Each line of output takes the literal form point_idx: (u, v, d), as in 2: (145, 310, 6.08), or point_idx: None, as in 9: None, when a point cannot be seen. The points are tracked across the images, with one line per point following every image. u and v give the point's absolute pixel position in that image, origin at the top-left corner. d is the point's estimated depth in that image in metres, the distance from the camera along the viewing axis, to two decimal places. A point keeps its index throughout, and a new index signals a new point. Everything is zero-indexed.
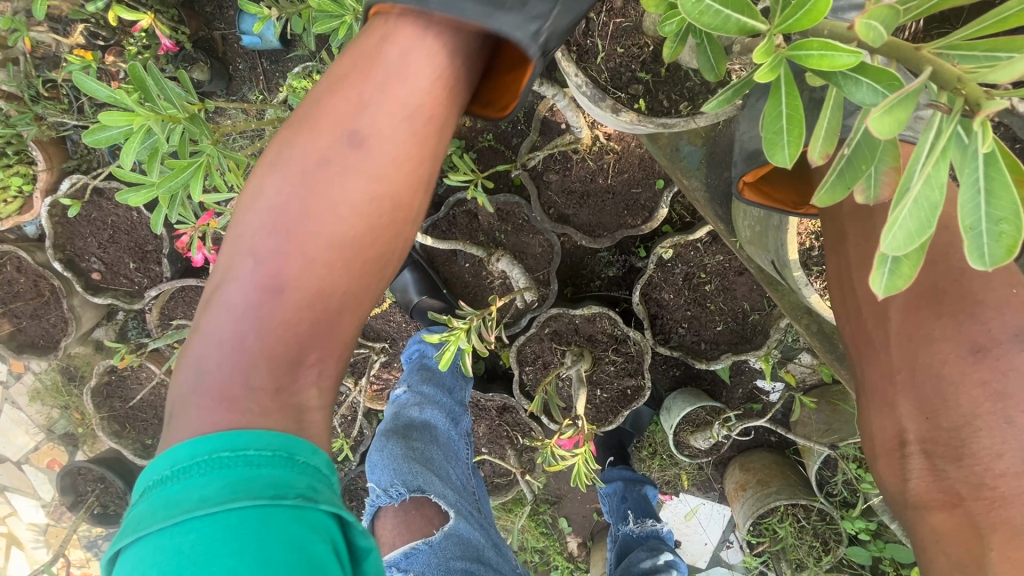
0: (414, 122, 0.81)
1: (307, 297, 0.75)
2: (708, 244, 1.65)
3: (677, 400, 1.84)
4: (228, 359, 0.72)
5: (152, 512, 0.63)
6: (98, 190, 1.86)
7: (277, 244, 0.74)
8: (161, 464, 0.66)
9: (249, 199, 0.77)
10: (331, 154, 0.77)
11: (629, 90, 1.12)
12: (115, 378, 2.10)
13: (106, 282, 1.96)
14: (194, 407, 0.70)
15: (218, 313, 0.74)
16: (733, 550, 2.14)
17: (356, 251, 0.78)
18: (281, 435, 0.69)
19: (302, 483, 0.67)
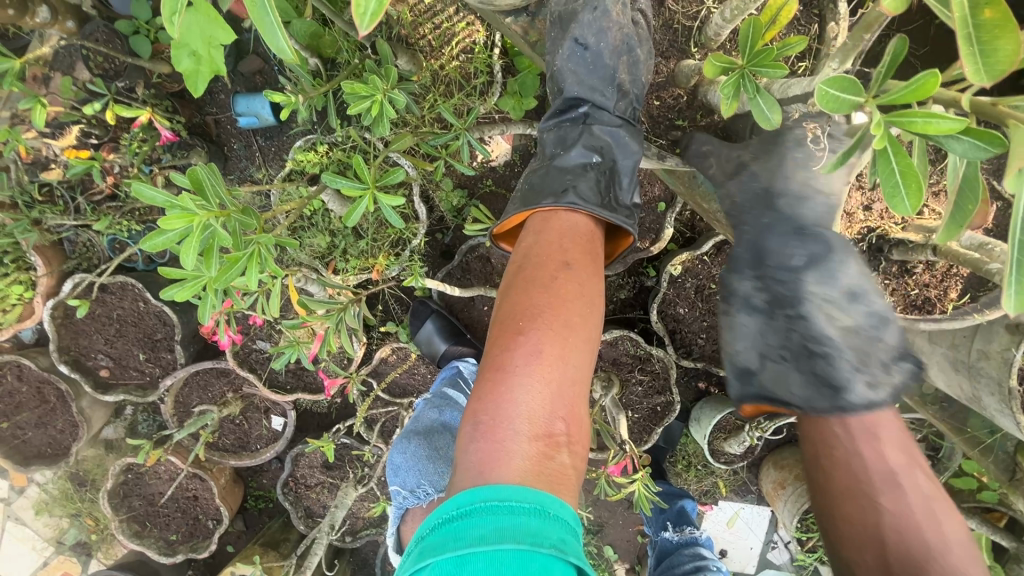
0: (589, 250, 0.98)
1: (555, 379, 0.83)
2: (714, 256, 1.71)
3: (705, 409, 1.89)
4: (517, 413, 0.80)
5: (441, 542, 0.71)
6: (101, 285, 1.83)
7: (531, 344, 0.85)
8: (447, 504, 0.74)
9: (500, 326, 0.90)
10: (553, 249, 0.95)
11: (669, 136, 1.34)
12: (132, 477, 2.02)
13: (116, 377, 1.91)
14: (479, 445, 0.79)
15: (497, 378, 0.84)
16: (779, 551, 2.17)
17: (579, 328, 0.89)
18: (535, 489, 0.74)
19: (556, 536, 0.70)
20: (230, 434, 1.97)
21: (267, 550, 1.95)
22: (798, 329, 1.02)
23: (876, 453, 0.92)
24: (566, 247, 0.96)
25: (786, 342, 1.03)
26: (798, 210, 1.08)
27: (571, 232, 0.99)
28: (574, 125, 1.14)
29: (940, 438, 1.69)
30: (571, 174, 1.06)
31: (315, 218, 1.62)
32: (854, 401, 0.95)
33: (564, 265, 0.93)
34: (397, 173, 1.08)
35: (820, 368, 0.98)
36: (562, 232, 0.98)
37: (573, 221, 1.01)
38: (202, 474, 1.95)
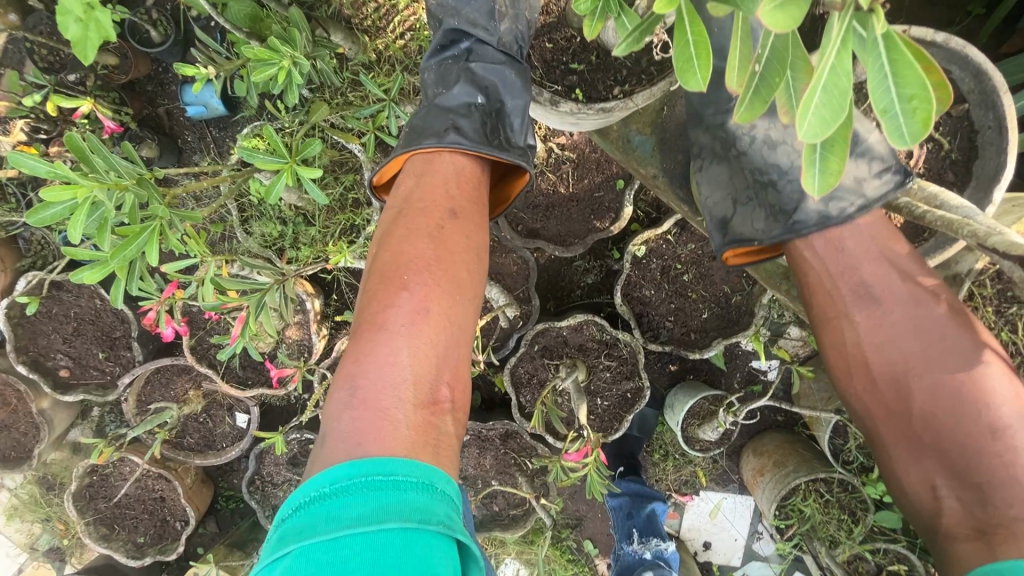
0: (479, 200, 0.96)
1: (435, 335, 0.82)
2: (678, 235, 1.67)
3: (678, 395, 1.83)
4: (400, 378, 0.78)
5: (310, 524, 0.67)
6: (56, 283, 1.80)
7: (409, 299, 0.82)
8: (321, 480, 0.70)
9: (377, 281, 0.85)
10: (437, 197, 0.91)
11: (565, 82, 1.14)
12: (97, 479, 1.99)
13: (76, 377, 1.88)
14: (359, 417, 0.75)
15: (374, 335, 0.81)
16: (764, 541, 2.09)
17: (466, 283, 0.87)
18: (423, 464, 0.73)
19: (442, 512, 0.70)
20: (194, 433, 1.94)
21: (234, 550, 1.90)
22: (757, 167, 1.09)
23: (855, 276, 1.01)
24: (455, 197, 0.92)
25: (751, 184, 1.11)
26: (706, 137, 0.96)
27: (457, 180, 0.95)
28: (456, 62, 1.10)
29: None
30: (451, 115, 1.03)
31: (264, 206, 1.58)
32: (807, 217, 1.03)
33: (449, 214, 0.90)
34: (314, 145, 1.08)
35: (780, 196, 1.07)
36: (450, 179, 0.95)
37: (459, 167, 0.97)
38: (166, 474, 1.92)
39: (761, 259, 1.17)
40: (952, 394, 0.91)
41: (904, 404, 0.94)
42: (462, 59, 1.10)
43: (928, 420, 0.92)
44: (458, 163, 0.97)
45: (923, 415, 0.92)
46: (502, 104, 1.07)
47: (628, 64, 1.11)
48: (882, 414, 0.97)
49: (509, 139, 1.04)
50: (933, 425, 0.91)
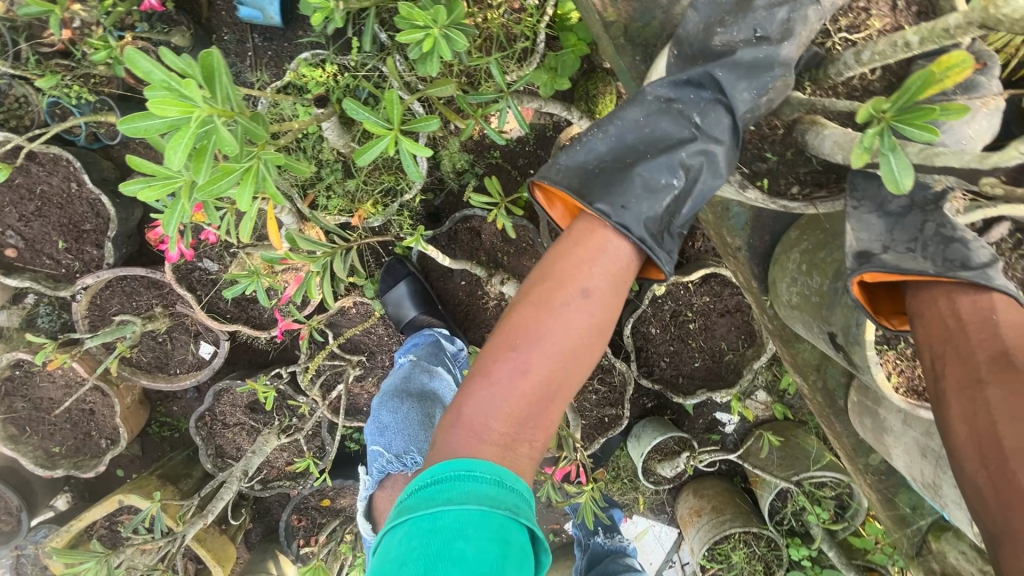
0: (621, 272, 0.88)
1: (532, 395, 0.81)
2: (698, 285, 1.74)
3: (647, 429, 1.92)
4: (491, 420, 0.80)
5: (416, 504, 0.76)
6: (28, 152, 1.57)
7: (524, 353, 0.82)
8: (424, 473, 0.78)
9: (508, 322, 0.86)
10: (578, 265, 0.86)
11: (751, 167, 0.97)
12: (21, 374, 1.78)
13: (24, 260, 1.66)
14: (455, 442, 0.79)
15: (479, 382, 0.82)
16: (675, 569, 2.28)
17: (574, 357, 0.85)
18: (497, 466, 0.76)
19: (511, 501, 0.74)
20: (148, 351, 1.77)
21: (165, 484, 1.78)
22: (935, 220, 0.82)
23: (994, 342, 0.76)
24: (596, 266, 0.86)
25: (918, 236, 0.83)
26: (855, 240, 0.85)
27: (608, 255, 0.87)
28: (683, 110, 0.91)
29: (850, 498, 1.81)
30: (641, 186, 0.89)
31: (304, 141, 1.45)
32: (993, 274, 0.77)
33: (580, 289, 0.85)
34: (432, 122, 0.96)
35: (953, 251, 0.80)
36: (596, 246, 0.88)
37: (621, 253, 0.88)
38: (107, 389, 1.75)
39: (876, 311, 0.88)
40: None
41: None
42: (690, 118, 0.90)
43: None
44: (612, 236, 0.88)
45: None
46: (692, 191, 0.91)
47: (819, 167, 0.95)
48: (987, 495, 0.72)
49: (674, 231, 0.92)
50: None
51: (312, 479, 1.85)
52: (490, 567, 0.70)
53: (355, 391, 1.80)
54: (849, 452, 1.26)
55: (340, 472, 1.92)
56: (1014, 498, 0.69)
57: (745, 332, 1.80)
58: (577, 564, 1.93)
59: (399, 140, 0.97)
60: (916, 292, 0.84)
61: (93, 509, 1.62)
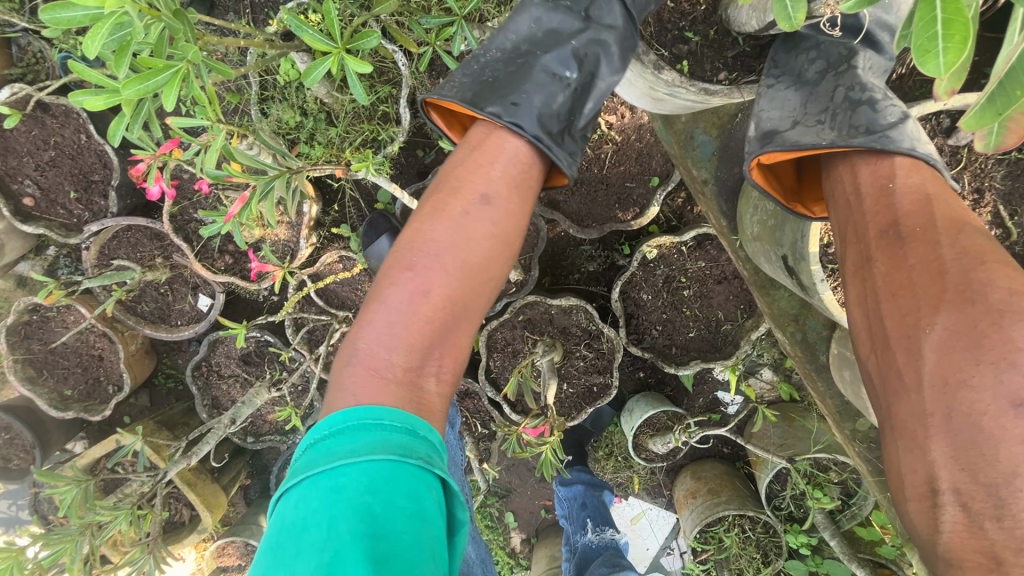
0: (519, 193, 0.93)
1: (441, 303, 0.85)
2: (692, 249, 1.65)
3: (640, 402, 1.83)
4: (393, 342, 0.82)
5: (315, 458, 0.72)
6: (43, 104, 1.67)
7: (432, 262, 0.86)
8: (322, 425, 0.76)
9: (409, 241, 0.88)
10: (476, 175, 0.91)
11: (673, 49, 1.06)
12: (37, 319, 1.89)
13: (40, 210, 1.76)
14: (355, 373, 0.80)
15: (376, 303, 0.85)
16: (673, 558, 2.12)
17: (478, 270, 0.88)
18: (405, 413, 0.76)
19: (424, 451, 0.74)
20: (150, 301, 1.84)
21: (161, 429, 1.85)
22: (845, 85, 0.90)
23: (887, 214, 0.77)
24: (495, 182, 0.91)
25: (829, 107, 0.89)
26: (785, 133, 0.89)
27: (506, 161, 0.94)
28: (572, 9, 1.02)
29: (858, 486, 1.66)
30: (534, 81, 0.98)
31: (288, 91, 1.47)
32: (896, 135, 0.81)
33: (479, 198, 0.89)
34: (372, 38, 0.96)
35: (861, 116, 0.85)
36: (493, 167, 0.92)
37: (516, 149, 0.95)
38: (111, 334, 1.83)
39: (801, 189, 0.95)
40: (980, 360, 0.63)
41: (910, 374, 0.69)
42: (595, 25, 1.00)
43: (932, 398, 0.66)
44: (508, 149, 0.94)
45: (930, 387, 0.67)
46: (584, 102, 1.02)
47: (747, 51, 1.04)
48: (879, 387, 0.75)
49: (573, 134, 1.02)
50: (944, 405, 0.65)
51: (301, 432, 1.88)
52: (404, 516, 0.67)
53: (342, 347, 1.81)
54: (836, 417, 1.16)
55: None
56: (898, 389, 0.71)
57: (746, 302, 1.69)
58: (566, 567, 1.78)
59: (343, 60, 0.98)
60: (831, 170, 0.88)
61: (93, 448, 1.69)
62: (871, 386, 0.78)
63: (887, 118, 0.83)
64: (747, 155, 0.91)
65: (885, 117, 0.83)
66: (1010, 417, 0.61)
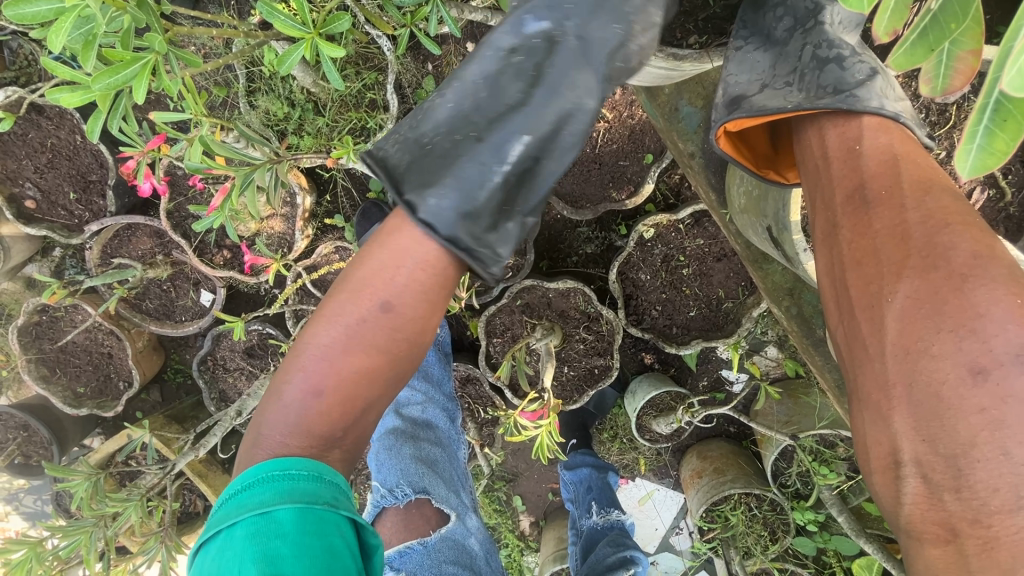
0: (423, 283, 0.86)
1: (339, 399, 0.84)
2: (689, 227, 1.63)
3: (643, 383, 1.82)
4: (285, 423, 0.83)
5: (232, 510, 0.78)
6: (37, 106, 1.68)
7: (328, 358, 0.84)
8: (237, 481, 0.81)
9: (311, 336, 0.86)
10: (378, 283, 0.86)
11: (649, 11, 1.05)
12: (46, 319, 1.92)
13: (42, 211, 1.78)
14: (261, 451, 0.83)
15: (280, 394, 0.86)
16: (682, 537, 2.12)
17: (381, 372, 0.86)
18: (312, 461, 0.82)
19: (327, 493, 0.80)
20: (154, 299, 1.87)
21: (170, 423, 1.89)
22: (813, 43, 0.86)
23: (852, 177, 0.74)
24: (398, 281, 0.85)
25: (797, 67, 0.86)
26: (754, 99, 0.86)
27: (410, 264, 0.86)
28: (520, 68, 0.91)
29: (865, 461, 1.64)
30: (469, 170, 0.88)
31: (273, 82, 1.46)
32: (863, 93, 0.78)
33: (380, 306, 0.85)
34: (344, 21, 0.95)
35: (829, 75, 0.82)
36: (396, 252, 0.86)
37: (419, 261, 0.86)
38: (118, 332, 1.86)
39: (774, 155, 0.92)
40: (942, 329, 0.61)
41: (874, 343, 0.67)
42: (558, 97, 0.89)
43: (894, 368, 0.65)
44: (413, 248, 0.86)
45: (892, 356, 0.65)
46: (530, 185, 0.92)
47: (719, 12, 1.03)
48: (846, 356, 0.73)
49: (512, 224, 0.91)
50: (906, 375, 0.64)
51: None
52: (312, 555, 0.76)
53: None
54: (835, 393, 1.14)
55: None
56: (862, 359, 0.69)
57: (746, 279, 1.66)
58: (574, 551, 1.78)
59: (316, 45, 0.97)
60: (800, 135, 0.84)
61: (107, 442, 1.73)
62: (839, 354, 0.76)
63: (855, 75, 0.80)
64: (715, 122, 0.88)
65: (852, 74, 0.80)
66: (968, 384, 0.59)
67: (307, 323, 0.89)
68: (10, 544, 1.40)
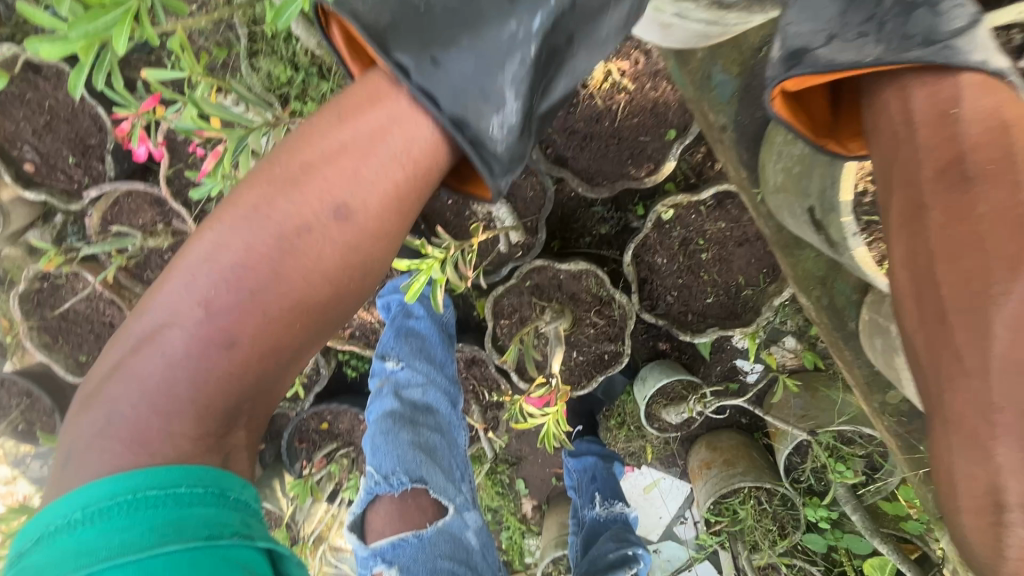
0: (385, 200, 0.85)
1: (260, 345, 0.78)
2: (712, 208, 1.54)
3: (654, 369, 1.76)
4: (179, 358, 0.75)
5: (63, 559, 0.57)
6: (33, 65, 1.62)
7: (238, 294, 0.78)
8: (73, 503, 0.61)
9: (216, 256, 0.80)
10: (330, 188, 0.83)
11: None
12: (48, 286, 1.89)
13: (41, 175, 1.73)
14: (139, 423, 0.71)
15: (170, 325, 0.77)
16: (687, 526, 2.09)
17: (306, 308, 0.82)
18: (213, 470, 0.69)
19: (231, 517, 0.66)
20: (155, 268, 1.83)
21: None
22: None
23: (949, 148, 0.65)
24: (353, 190, 0.83)
25: (875, 15, 0.76)
26: (822, 53, 0.76)
27: (379, 161, 0.84)
28: None
29: (884, 459, 1.58)
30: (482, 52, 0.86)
31: (276, 42, 1.39)
32: (961, 44, 0.69)
33: (334, 213, 0.82)
34: None
35: (919, 22, 0.72)
36: (360, 162, 0.84)
37: (412, 141, 0.85)
38: (119, 301, 1.83)
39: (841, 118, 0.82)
40: None
41: (970, 346, 0.59)
42: None
43: (1003, 379, 0.56)
44: (388, 144, 0.84)
45: (999, 364, 0.56)
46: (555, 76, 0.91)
47: None
48: (922, 359, 0.64)
49: (531, 125, 0.90)
50: None
51: (308, 398, 1.86)
52: None
53: None
54: (864, 389, 1.07)
55: (337, 397, 1.92)
56: (951, 365, 0.60)
57: (769, 265, 1.58)
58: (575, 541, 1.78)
59: None
60: (873, 97, 0.75)
61: None
62: (908, 356, 0.67)
63: (954, 23, 0.71)
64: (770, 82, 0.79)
65: (949, 22, 0.71)
66: None
67: (203, 242, 0.81)
68: (8, 511, 1.39)
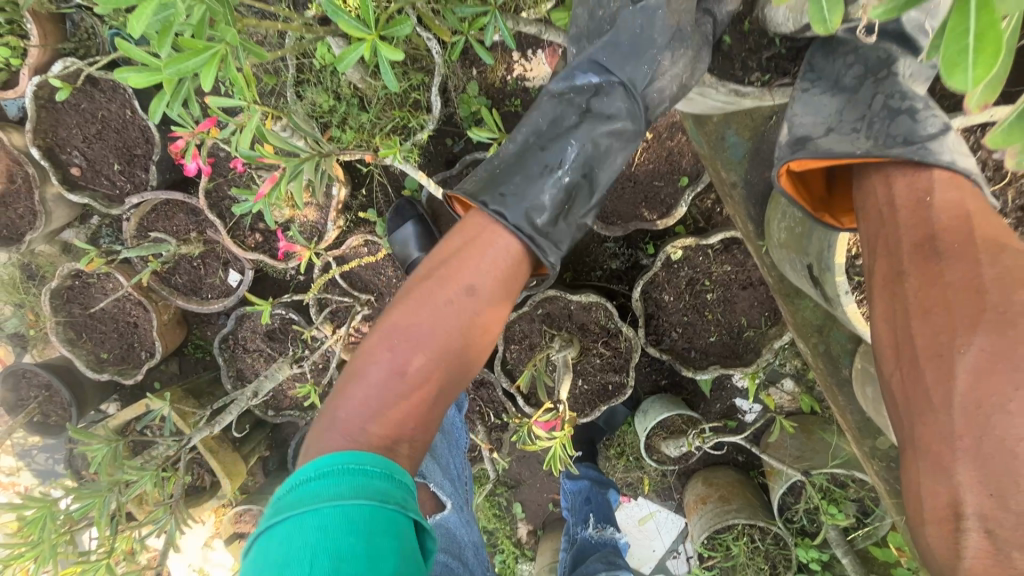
0: (504, 280, 1.02)
1: (424, 382, 0.92)
2: (719, 252, 1.62)
3: (655, 404, 1.81)
4: (365, 407, 0.89)
5: (294, 501, 0.75)
6: (91, 79, 1.74)
7: (408, 346, 0.94)
8: (307, 468, 0.79)
9: (383, 335, 0.95)
10: (465, 269, 0.99)
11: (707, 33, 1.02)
12: (79, 284, 1.97)
13: (85, 179, 1.83)
14: (333, 438, 0.86)
15: (357, 377, 0.93)
16: (679, 561, 2.11)
17: (463, 353, 0.97)
18: (382, 458, 0.82)
19: (398, 496, 0.78)
20: (184, 274, 1.91)
21: (188, 397, 1.93)
22: (885, 93, 0.88)
23: (921, 225, 0.75)
24: (479, 273, 0.99)
25: (866, 115, 0.88)
26: (820, 141, 0.88)
27: (499, 256, 1.02)
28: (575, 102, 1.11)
29: (875, 504, 1.62)
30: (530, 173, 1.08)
31: (323, 75, 1.50)
32: (935, 147, 0.79)
33: (465, 290, 0.97)
34: (406, 26, 0.97)
35: (900, 126, 0.83)
36: (478, 262, 1.00)
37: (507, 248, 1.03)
38: (146, 303, 1.90)
39: (831, 196, 0.92)
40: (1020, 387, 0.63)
41: (937, 396, 0.68)
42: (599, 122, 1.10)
43: (963, 421, 0.66)
44: (497, 257, 1.02)
45: (962, 411, 0.66)
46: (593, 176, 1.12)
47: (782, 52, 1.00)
48: (899, 402, 0.74)
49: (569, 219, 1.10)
50: (976, 428, 0.65)
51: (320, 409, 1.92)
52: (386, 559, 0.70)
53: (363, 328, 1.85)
54: (855, 433, 1.13)
55: None
56: (922, 409, 0.70)
57: (770, 309, 1.65)
58: (562, 556, 1.77)
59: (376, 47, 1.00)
60: (862, 180, 0.85)
61: (125, 410, 1.77)
62: (889, 397, 0.77)
63: (928, 127, 0.82)
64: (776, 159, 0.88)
65: (924, 127, 0.81)
66: None
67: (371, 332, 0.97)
68: (26, 500, 1.43)
